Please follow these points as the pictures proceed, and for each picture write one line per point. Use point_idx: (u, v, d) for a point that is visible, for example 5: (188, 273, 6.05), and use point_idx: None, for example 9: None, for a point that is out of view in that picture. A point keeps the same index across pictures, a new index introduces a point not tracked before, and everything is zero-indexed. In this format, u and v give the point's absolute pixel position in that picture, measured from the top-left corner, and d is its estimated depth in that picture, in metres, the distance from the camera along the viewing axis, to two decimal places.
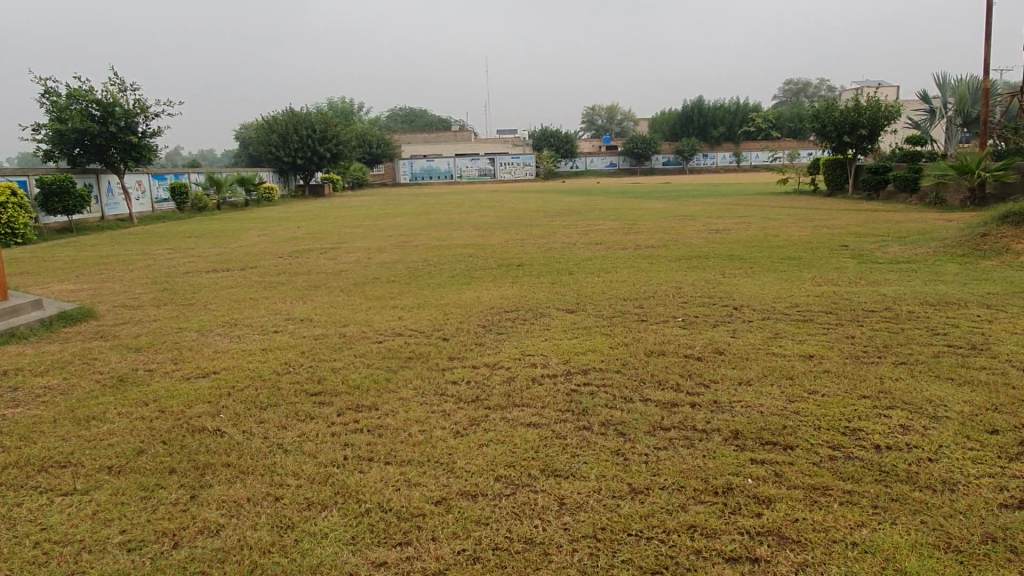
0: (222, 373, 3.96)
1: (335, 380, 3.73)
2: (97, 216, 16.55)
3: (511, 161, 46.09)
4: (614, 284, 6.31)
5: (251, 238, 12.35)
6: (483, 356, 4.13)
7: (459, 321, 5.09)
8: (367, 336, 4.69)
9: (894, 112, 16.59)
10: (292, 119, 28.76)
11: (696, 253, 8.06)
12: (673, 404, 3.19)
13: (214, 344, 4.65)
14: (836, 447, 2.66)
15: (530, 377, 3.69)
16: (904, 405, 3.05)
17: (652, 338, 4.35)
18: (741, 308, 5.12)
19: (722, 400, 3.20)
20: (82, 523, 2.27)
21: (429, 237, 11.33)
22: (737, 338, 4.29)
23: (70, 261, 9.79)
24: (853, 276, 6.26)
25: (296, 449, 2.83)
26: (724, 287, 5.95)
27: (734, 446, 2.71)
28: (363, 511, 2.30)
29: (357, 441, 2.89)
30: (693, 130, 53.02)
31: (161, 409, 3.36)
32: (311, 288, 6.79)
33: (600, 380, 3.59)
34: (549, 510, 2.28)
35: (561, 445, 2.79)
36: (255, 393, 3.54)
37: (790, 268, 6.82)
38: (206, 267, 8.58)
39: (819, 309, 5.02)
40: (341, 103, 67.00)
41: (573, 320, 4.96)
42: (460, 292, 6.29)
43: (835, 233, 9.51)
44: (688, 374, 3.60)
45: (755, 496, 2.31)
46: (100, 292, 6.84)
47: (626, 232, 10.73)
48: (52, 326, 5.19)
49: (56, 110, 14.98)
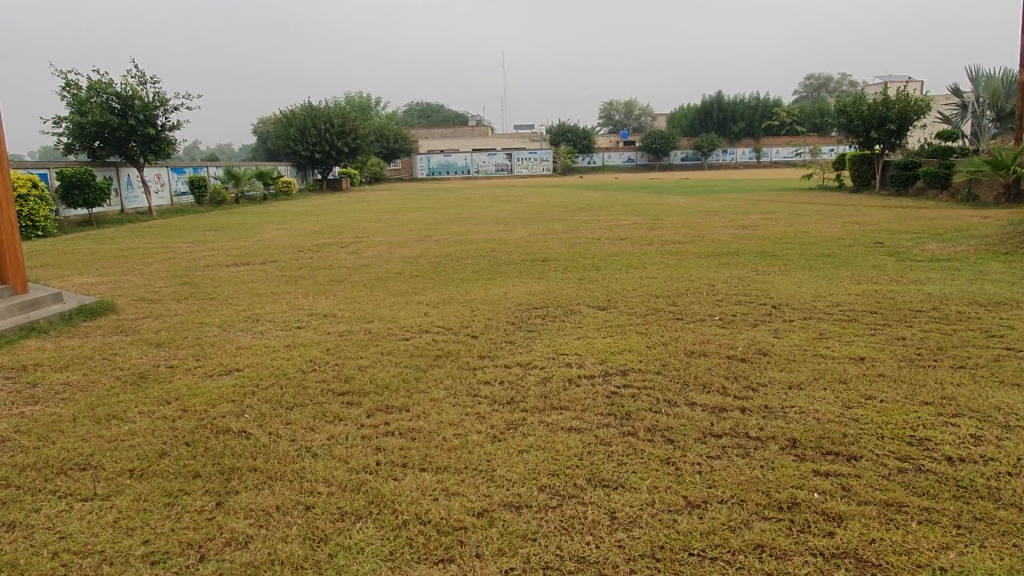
0: (245, 370, 3.82)
1: (361, 379, 3.57)
2: (118, 209, 16.59)
3: (528, 157, 45.83)
4: (645, 280, 6.12)
5: (270, 232, 12.26)
6: (515, 356, 3.96)
7: (488, 318, 4.93)
8: (393, 333, 4.53)
9: (924, 107, 16.22)
10: (311, 113, 28.75)
11: (726, 250, 7.84)
12: (720, 409, 3.01)
13: (236, 341, 4.51)
14: (904, 459, 2.47)
15: (566, 378, 3.51)
16: (971, 413, 2.85)
17: (690, 338, 4.16)
18: (781, 308, 4.90)
19: (773, 405, 3.02)
20: (103, 532, 2.14)
21: (450, 232, 11.19)
22: (780, 338, 4.09)
23: (90, 254, 9.73)
24: (894, 275, 6.02)
25: (326, 454, 2.68)
26: (760, 284, 5.75)
27: (793, 456, 2.53)
28: (400, 523, 2.15)
29: (389, 445, 2.74)
30: (712, 126, 52.39)
31: (183, 409, 3.22)
32: (333, 283, 6.65)
33: (641, 382, 3.41)
34: (600, 524, 2.12)
35: (606, 453, 2.63)
36: (280, 393, 3.40)
37: (826, 265, 6.60)
38: (227, 261, 8.49)
39: (863, 309, 4.79)
40: (359, 96, 67.11)
41: (606, 317, 4.79)
42: (486, 288, 6.13)
43: (867, 230, 9.26)
44: (733, 377, 3.41)
45: (823, 513, 2.13)
46: (121, 286, 6.75)
47: (651, 228, 10.52)
48: (72, 320, 5.08)
49: (77, 103, 15.03)
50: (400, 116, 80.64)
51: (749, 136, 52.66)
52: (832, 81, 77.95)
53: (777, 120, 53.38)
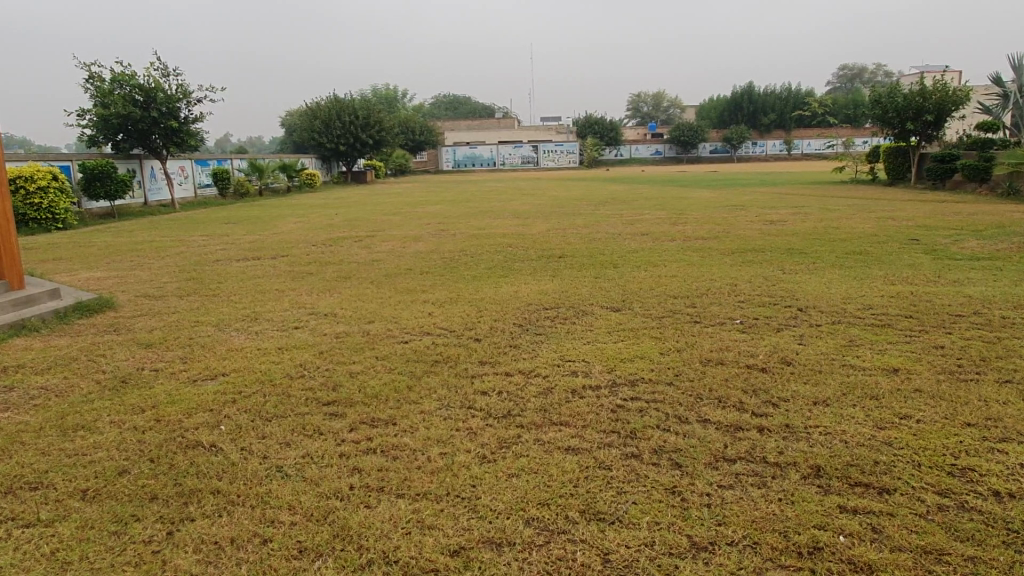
0: (230, 375, 3.61)
1: (350, 388, 3.33)
2: (141, 201, 16.60)
3: (554, 149, 45.34)
4: (664, 279, 5.82)
5: (288, 225, 12.13)
6: (517, 362, 3.69)
7: (494, 319, 4.67)
8: (392, 335, 4.30)
9: (963, 97, 15.55)
10: (335, 105, 28.66)
11: (751, 247, 7.50)
12: (736, 428, 2.72)
13: (228, 341, 4.31)
14: (944, 493, 2.17)
15: (570, 390, 3.24)
16: (1020, 438, 2.53)
17: (708, 344, 3.86)
18: (807, 311, 4.57)
19: (794, 425, 2.72)
20: (35, 566, 1.94)
21: (468, 226, 10.93)
22: (805, 346, 3.78)
23: (105, 247, 9.64)
24: (930, 275, 5.65)
25: (297, 474, 2.45)
26: (787, 285, 5.42)
27: (816, 487, 2.24)
28: (362, 564, 1.91)
29: (368, 466, 2.49)
30: (742, 118, 51.47)
31: (157, 419, 3.01)
32: (340, 280, 6.44)
33: (651, 394, 3.12)
34: (590, 569, 1.87)
35: (604, 479, 2.35)
36: (262, 401, 3.18)
37: (858, 264, 6.22)
38: (239, 255, 8.32)
39: (898, 312, 4.45)
40: (385, 90, 67.12)
41: (619, 320, 4.51)
42: (497, 286, 5.88)
43: (902, 225, 8.81)
44: (752, 392, 3.11)
45: (849, 561, 1.85)
46: (126, 282, 6.60)
47: (675, 223, 10.16)
48: (66, 318, 4.92)
49: (101, 95, 15.06)
50: (426, 107, 80.49)
51: (780, 128, 51.69)
52: (866, 72, 76.21)
53: (810, 111, 52.22)
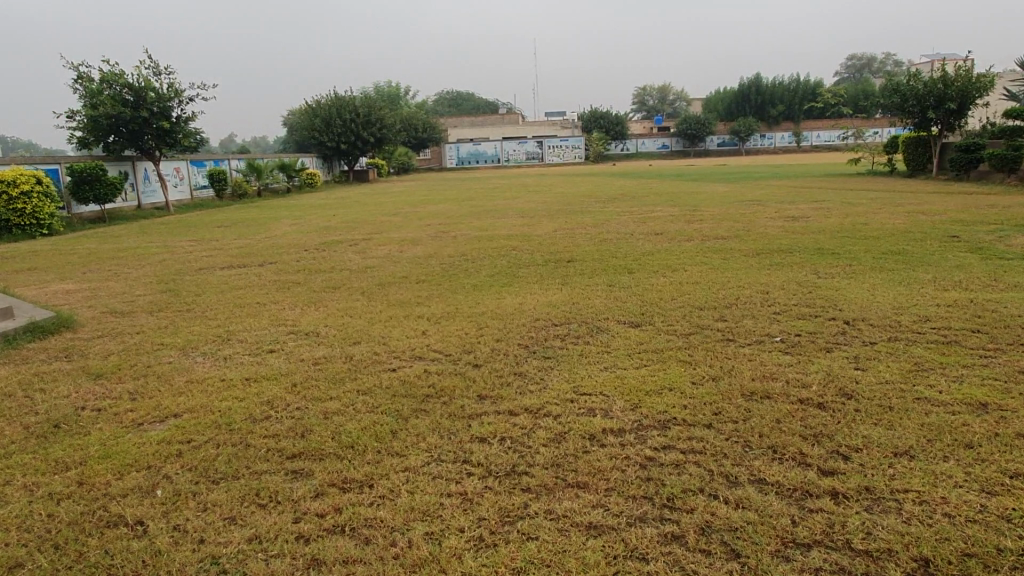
0: (184, 417, 3.04)
1: (323, 434, 2.76)
2: (133, 205, 16.07)
3: (559, 144, 44.67)
4: (685, 287, 5.23)
5: (281, 227, 11.55)
6: (523, 398, 3.09)
7: (495, 339, 4.09)
8: (378, 361, 3.72)
9: (987, 84, 14.85)
10: (336, 103, 28.06)
11: (775, 246, 6.91)
12: (804, 493, 2.14)
13: (190, 370, 3.75)
14: None
15: (586, 436, 2.65)
16: None
17: (749, 371, 3.25)
18: (856, 325, 3.97)
19: (877, 488, 2.14)
20: None
21: (470, 227, 10.35)
22: (865, 372, 3.18)
23: (88, 254, 9.10)
24: (986, 277, 5.05)
25: (237, 572, 1.88)
26: (825, 292, 4.82)
27: None
28: None
29: (330, 556, 1.92)
30: (749, 109, 50.63)
31: (80, 482, 2.44)
32: (328, 291, 5.87)
33: (689, 442, 2.54)
34: None
35: None
36: (213, 455, 2.61)
37: (899, 266, 5.61)
38: (224, 263, 7.75)
39: (962, 326, 3.85)
40: (387, 87, 66.62)
41: (639, 338, 3.93)
42: (499, 297, 5.31)
43: (937, 220, 8.17)
44: (813, 437, 2.52)
45: None
46: (95, 295, 6.05)
47: (690, 220, 9.58)
48: (15, 343, 4.37)
49: (89, 96, 14.52)
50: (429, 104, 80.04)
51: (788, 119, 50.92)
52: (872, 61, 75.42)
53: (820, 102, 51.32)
